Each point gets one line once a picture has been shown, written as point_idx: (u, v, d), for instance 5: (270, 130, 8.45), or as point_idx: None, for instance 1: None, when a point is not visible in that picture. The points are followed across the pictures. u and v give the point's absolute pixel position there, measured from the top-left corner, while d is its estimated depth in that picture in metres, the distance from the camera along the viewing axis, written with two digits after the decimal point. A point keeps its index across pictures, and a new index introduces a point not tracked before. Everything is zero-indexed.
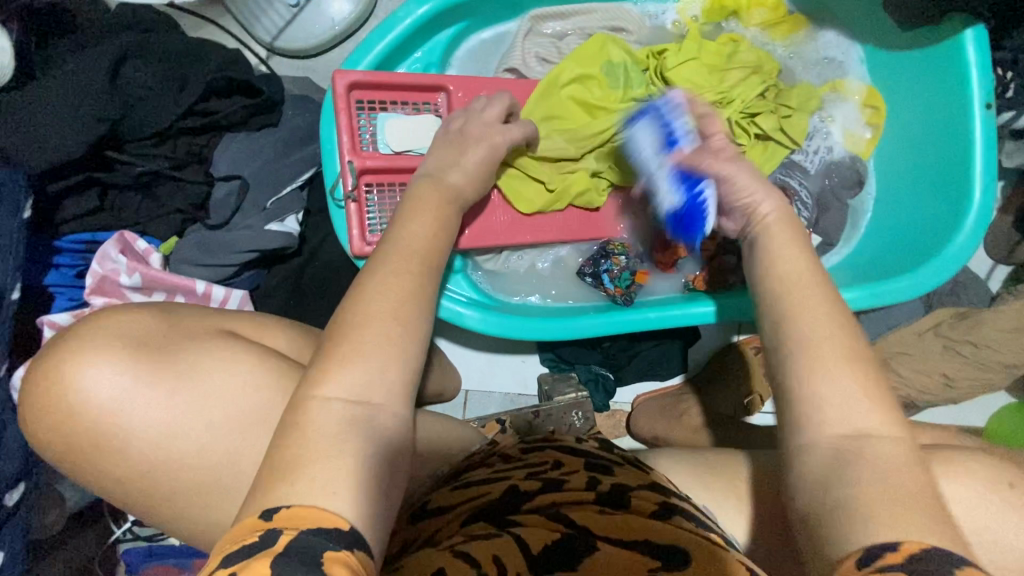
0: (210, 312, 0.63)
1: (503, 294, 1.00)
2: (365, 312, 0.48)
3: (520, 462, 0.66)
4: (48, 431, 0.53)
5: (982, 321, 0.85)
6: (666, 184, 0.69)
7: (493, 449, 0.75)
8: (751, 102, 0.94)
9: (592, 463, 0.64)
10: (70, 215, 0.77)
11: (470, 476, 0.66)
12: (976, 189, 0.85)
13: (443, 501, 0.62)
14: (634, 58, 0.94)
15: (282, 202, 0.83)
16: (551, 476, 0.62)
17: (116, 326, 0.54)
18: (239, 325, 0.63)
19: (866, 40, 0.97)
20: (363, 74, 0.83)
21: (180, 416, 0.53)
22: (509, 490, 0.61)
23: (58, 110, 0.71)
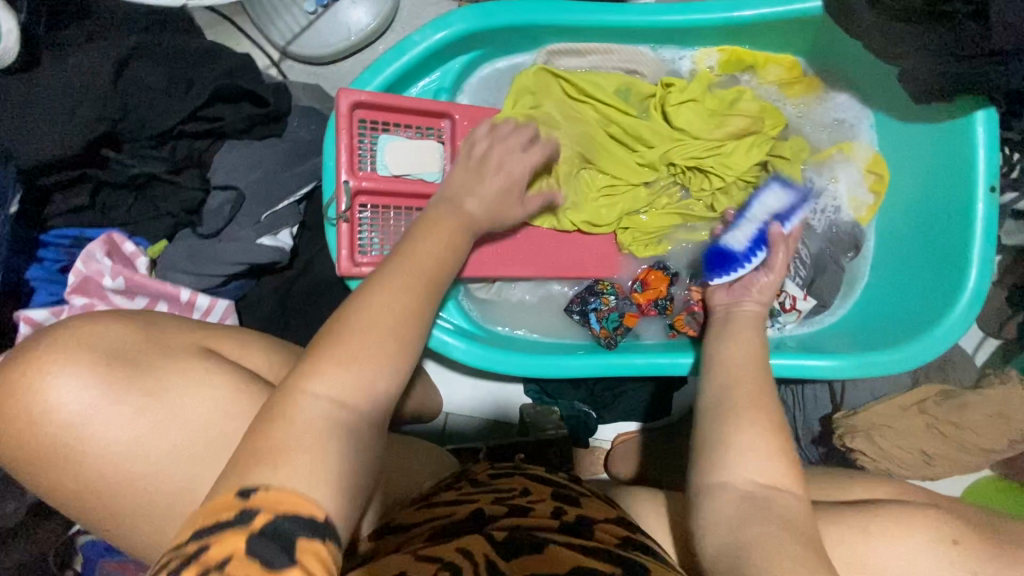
0: (190, 330, 0.67)
1: (492, 324, 0.99)
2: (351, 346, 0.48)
3: (487, 488, 0.66)
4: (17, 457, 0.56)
5: (967, 404, 0.86)
6: (745, 235, 0.89)
7: (461, 474, 0.76)
8: (741, 156, 0.94)
9: (559, 495, 0.65)
10: (60, 210, 0.76)
11: (437, 497, 0.66)
12: (972, 271, 0.85)
13: (407, 519, 0.62)
14: (637, 91, 0.96)
15: (277, 216, 0.81)
16: (517, 501, 0.63)
17: (89, 337, 0.58)
18: (218, 342, 0.68)
19: (877, 105, 0.97)
20: (366, 95, 0.81)
21: (142, 432, 0.57)
22: (474, 511, 0.60)
23: (57, 107, 0.70)
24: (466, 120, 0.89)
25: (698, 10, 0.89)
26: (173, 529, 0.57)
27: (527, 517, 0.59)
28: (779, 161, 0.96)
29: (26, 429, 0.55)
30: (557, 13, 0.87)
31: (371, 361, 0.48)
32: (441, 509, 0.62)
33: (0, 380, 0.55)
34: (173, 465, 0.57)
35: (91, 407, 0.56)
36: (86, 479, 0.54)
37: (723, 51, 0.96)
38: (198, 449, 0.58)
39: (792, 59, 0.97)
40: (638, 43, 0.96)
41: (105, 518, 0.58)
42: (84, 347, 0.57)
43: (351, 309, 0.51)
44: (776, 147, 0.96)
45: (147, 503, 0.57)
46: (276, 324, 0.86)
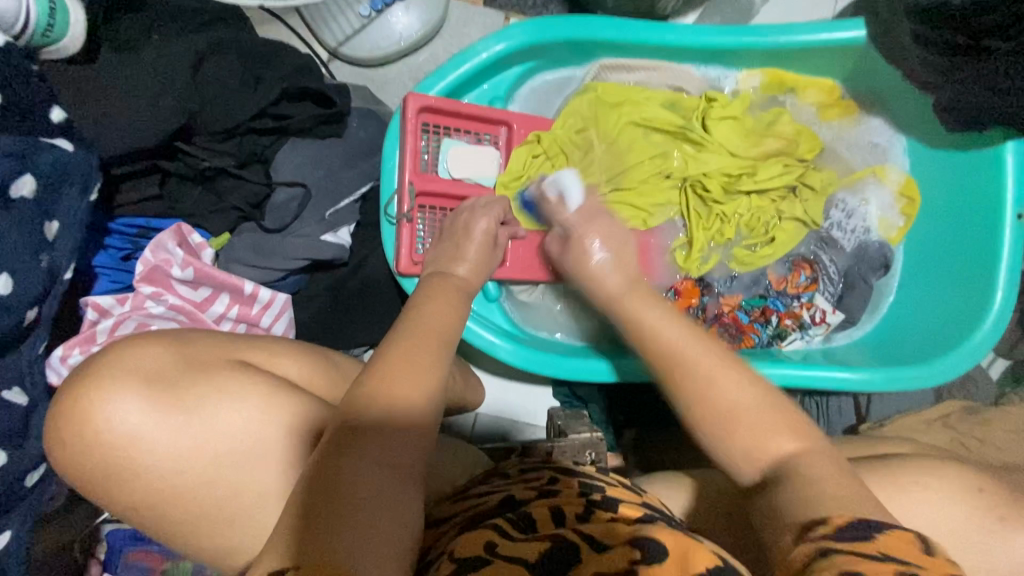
0: (225, 341, 0.66)
1: (532, 328, 1.01)
2: (389, 378, 0.54)
3: (518, 479, 0.67)
4: (76, 453, 0.55)
5: (990, 420, 0.90)
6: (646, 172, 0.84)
7: (492, 469, 0.75)
8: (770, 175, 0.98)
9: (586, 485, 0.64)
10: (130, 199, 0.78)
11: (472, 490, 0.67)
12: (997, 292, 0.89)
13: (446, 512, 0.64)
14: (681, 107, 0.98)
15: (339, 213, 0.85)
16: (544, 488, 0.63)
17: (133, 358, 0.58)
18: (254, 354, 0.67)
19: (910, 131, 1.01)
20: (434, 99, 0.85)
21: (187, 446, 0.57)
22: (505, 500, 0.62)
23: (137, 101, 0.72)
24: (521, 128, 0.95)
25: (747, 34, 0.93)
26: (247, 513, 0.59)
27: (561, 499, 0.60)
28: (806, 189, 1.00)
29: (96, 420, 0.55)
30: (612, 30, 0.90)
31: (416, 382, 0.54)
32: (478, 498, 0.64)
33: (62, 390, 0.57)
34: (249, 452, 0.59)
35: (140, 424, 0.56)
36: (167, 462, 0.56)
37: (766, 73, 1.01)
38: (272, 440, 0.60)
39: (831, 82, 1.02)
40: (683, 62, 0.99)
41: (172, 511, 0.57)
42: (130, 370, 0.57)
43: (395, 341, 0.58)
44: (805, 174, 1.00)
45: (217, 490, 0.58)
46: (326, 319, 0.87)
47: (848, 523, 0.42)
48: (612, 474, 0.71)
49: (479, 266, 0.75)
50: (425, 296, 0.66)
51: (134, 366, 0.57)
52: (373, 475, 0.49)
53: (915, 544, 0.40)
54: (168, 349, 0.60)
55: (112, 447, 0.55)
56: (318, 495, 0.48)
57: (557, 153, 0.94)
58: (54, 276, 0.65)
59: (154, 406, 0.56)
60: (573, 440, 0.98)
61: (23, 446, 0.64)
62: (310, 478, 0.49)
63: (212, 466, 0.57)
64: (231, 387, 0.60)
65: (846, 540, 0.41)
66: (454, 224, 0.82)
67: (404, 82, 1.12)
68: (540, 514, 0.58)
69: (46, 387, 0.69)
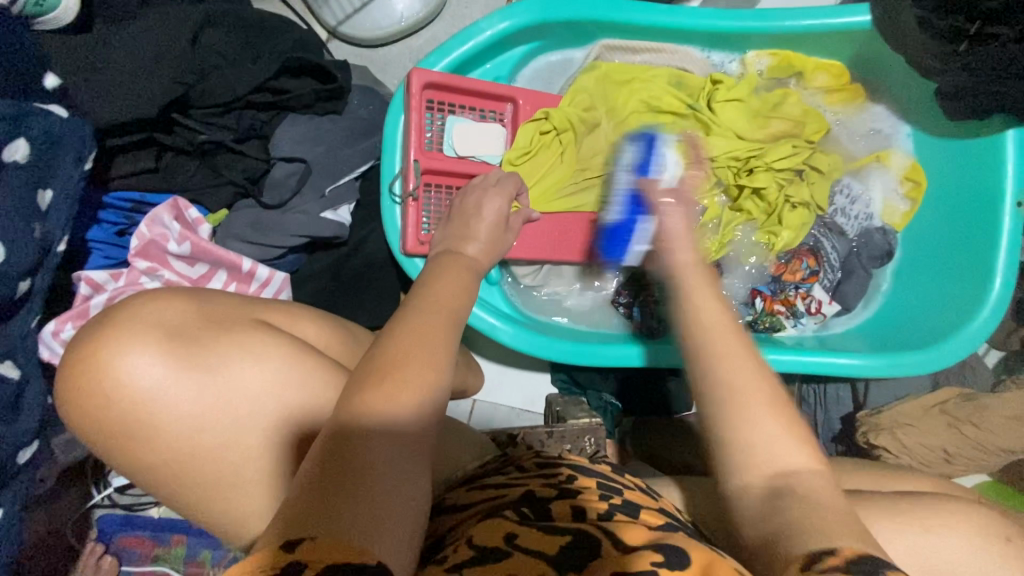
0: (241, 303, 0.64)
1: (532, 311, 1.00)
2: (400, 348, 0.54)
3: (534, 472, 0.66)
4: (78, 423, 0.54)
5: (987, 407, 0.90)
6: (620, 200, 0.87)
7: (506, 458, 0.75)
8: (779, 159, 0.97)
9: (604, 485, 0.64)
10: (124, 172, 0.75)
11: (487, 480, 0.67)
12: (996, 280, 0.89)
13: (460, 501, 0.64)
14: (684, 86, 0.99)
15: (338, 190, 0.84)
16: (565, 486, 0.63)
17: None
18: (272, 314, 0.66)
19: (913, 119, 1.02)
20: (438, 75, 0.84)
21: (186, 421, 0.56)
22: (525, 494, 0.61)
23: (136, 71, 0.70)
24: (528, 106, 0.94)
25: (753, 17, 0.92)
26: (249, 488, 0.58)
27: (580, 499, 0.60)
28: (813, 172, 1.01)
29: (91, 393, 0.53)
30: (618, 10, 0.90)
31: (423, 355, 0.54)
32: (496, 490, 0.64)
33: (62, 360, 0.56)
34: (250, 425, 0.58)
35: (160, 385, 0.54)
36: (168, 434, 0.55)
37: (775, 55, 0.99)
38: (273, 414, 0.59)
39: (839, 65, 1.01)
40: (688, 44, 0.98)
41: (172, 484, 0.57)
42: (149, 323, 0.55)
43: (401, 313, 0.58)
44: (813, 157, 1.00)
45: (216, 465, 0.57)
46: (326, 299, 0.86)
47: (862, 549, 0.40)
48: (628, 475, 0.71)
49: (487, 244, 0.76)
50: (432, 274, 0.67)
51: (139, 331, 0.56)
52: (395, 459, 0.50)
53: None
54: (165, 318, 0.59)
55: (109, 421, 0.54)
56: (335, 476, 0.47)
57: (565, 131, 0.93)
58: (47, 249, 0.64)
59: (170, 368, 0.55)
60: (572, 425, 0.97)
61: (15, 422, 0.63)
62: (329, 449, 0.49)
63: (212, 440, 0.56)
64: (240, 356, 0.59)
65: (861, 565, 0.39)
66: (462, 204, 0.83)
67: (404, 62, 1.11)
68: (561, 509, 0.58)
69: (37, 364, 0.67)
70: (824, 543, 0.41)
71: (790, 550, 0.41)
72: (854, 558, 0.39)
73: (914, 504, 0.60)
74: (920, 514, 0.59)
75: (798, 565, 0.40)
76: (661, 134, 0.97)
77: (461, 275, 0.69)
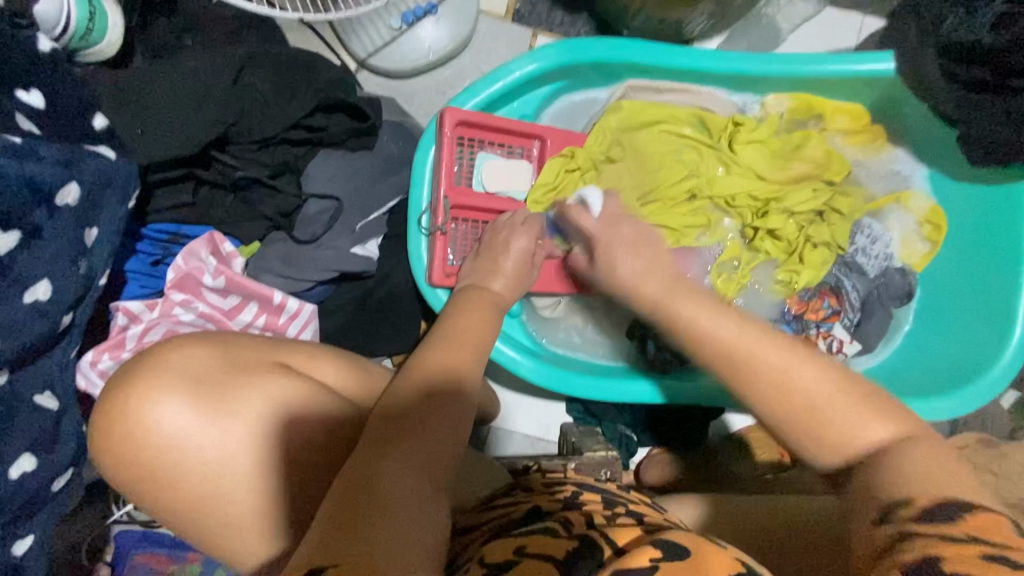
0: (267, 344, 0.68)
1: (551, 344, 1.01)
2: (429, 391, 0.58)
3: (542, 492, 0.68)
4: (123, 455, 0.58)
5: (1007, 454, 0.92)
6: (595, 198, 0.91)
7: (516, 483, 0.77)
8: (796, 202, 1.00)
9: (609, 501, 0.66)
10: (161, 207, 0.78)
11: (497, 503, 0.69)
12: (1017, 326, 0.90)
13: (470, 522, 0.65)
14: (707, 127, 1.00)
15: (368, 226, 0.86)
16: (568, 499, 0.65)
17: (174, 364, 0.60)
18: (294, 356, 0.69)
19: (932, 162, 1.03)
20: (469, 113, 0.86)
21: (224, 456, 0.59)
22: (532, 510, 0.63)
23: (180, 109, 0.72)
24: (554, 144, 0.96)
25: (776, 61, 0.94)
26: (279, 525, 0.60)
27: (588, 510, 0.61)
28: (834, 213, 1.01)
29: (138, 424, 0.57)
30: (643, 54, 0.92)
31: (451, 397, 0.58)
32: (503, 510, 0.65)
33: (108, 394, 0.59)
34: (285, 460, 0.61)
35: (189, 428, 0.58)
36: (207, 466, 0.59)
37: (795, 98, 1.01)
38: (305, 451, 0.61)
39: (860, 108, 1.02)
40: (711, 85, 1.00)
41: (209, 516, 0.59)
42: (179, 371, 0.60)
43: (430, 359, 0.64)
44: (832, 199, 1.01)
45: (253, 495, 0.60)
46: (351, 330, 0.88)
47: (935, 507, 0.43)
48: (634, 493, 0.73)
49: (514, 280, 0.81)
50: (458, 312, 0.73)
51: (180, 369, 0.60)
52: (418, 486, 0.53)
53: (1007, 527, 0.41)
54: (203, 355, 0.62)
55: (151, 451, 0.57)
56: (362, 508, 0.49)
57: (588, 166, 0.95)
58: (89, 283, 0.66)
59: (202, 407, 0.59)
60: (589, 458, 0.98)
61: (51, 453, 0.65)
62: (357, 476, 0.52)
63: (251, 473, 0.59)
64: (274, 391, 0.62)
65: (931, 528, 0.41)
66: (492, 240, 0.85)
67: (430, 94, 1.13)
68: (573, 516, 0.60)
69: (75, 393, 0.69)
70: (902, 498, 0.44)
71: (876, 500, 0.46)
72: (930, 508, 0.43)
73: None
74: None
75: (877, 518, 0.44)
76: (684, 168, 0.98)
77: (485, 317, 0.73)
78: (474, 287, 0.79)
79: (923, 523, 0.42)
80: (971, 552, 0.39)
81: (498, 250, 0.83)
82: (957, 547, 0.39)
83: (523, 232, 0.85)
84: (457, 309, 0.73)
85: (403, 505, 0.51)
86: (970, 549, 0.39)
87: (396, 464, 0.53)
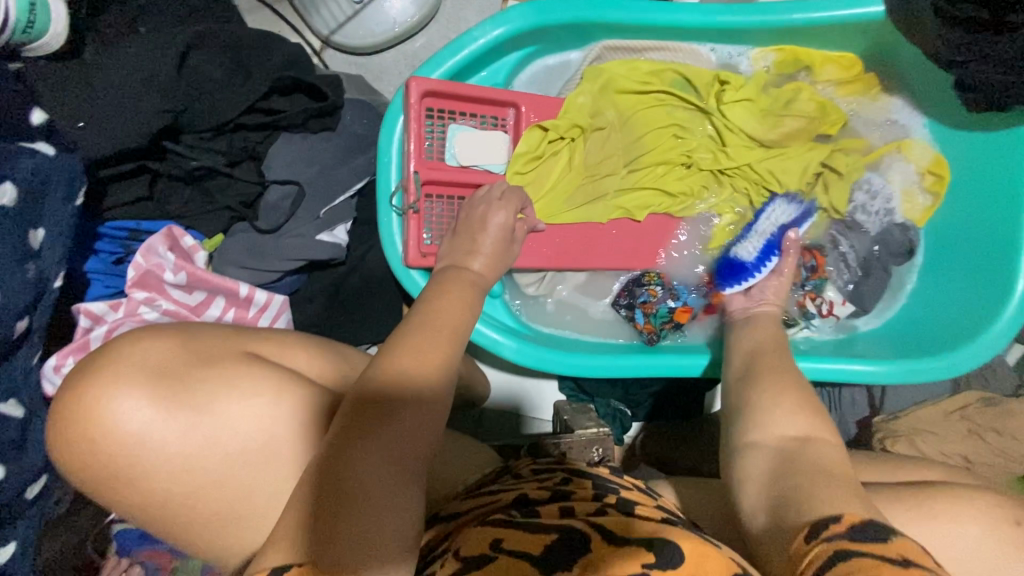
0: (229, 336, 0.66)
1: (539, 324, 0.98)
2: (397, 373, 0.55)
3: (531, 477, 0.67)
4: (78, 464, 0.56)
5: (1010, 413, 0.89)
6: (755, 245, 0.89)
7: (503, 469, 0.75)
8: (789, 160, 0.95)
9: (601, 486, 0.63)
10: (118, 202, 0.76)
11: (484, 488, 0.68)
12: (1021, 279, 0.86)
13: (456, 509, 0.64)
14: (692, 85, 0.95)
15: (334, 211, 0.83)
16: (557, 488, 0.63)
17: (126, 365, 0.58)
18: (261, 347, 0.68)
19: (929, 109, 0.97)
20: (437, 83, 0.82)
21: (187, 457, 0.57)
22: (517, 498, 0.61)
23: (123, 97, 0.69)
24: (530, 110, 0.91)
25: (758, 13, 0.88)
26: (255, 517, 0.60)
27: (573, 500, 0.59)
28: (832, 174, 0.97)
29: (88, 433, 0.55)
30: (616, 10, 0.86)
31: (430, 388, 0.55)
32: (488, 497, 0.64)
33: (60, 401, 0.56)
34: (257, 455, 0.60)
35: (144, 432, 0.56)
36: (176, 465, 0.57)
37: (780, 51, 0.95)
38: (275, 445, 0.60)
39: (851, 56, 0.96)
40: (693, 40, 0.94)
41: (179, 518, 0.58)
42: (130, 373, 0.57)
43: (401, 335, 0.59)
44: (833, 157, 0.96)
45: (224, 493, 0.59)
46: (327, 318, 0.86)
47: (863, 525, 0.42)
48: (626, 475, 0.70)
49: (494, 258, 0.77)
50: (439, 290, 0.68)
51: (133, 370, 0.58)
52: (392, 481, 0.50)
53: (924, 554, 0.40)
54: (156, 356, 0.60)
55: (106, 458, 0.55)
56: (326, 497, 0.49)
57: (571, 133, 0.91)
58: (43, 286, 0.63)
59: (158, 409, 0.56)
60: (578, 436, 0.93)
61: (20, 460, 0.63)
62: (325, 466, 0.50)
63: (217, 472, 0.58)
64: (237, 385, 0.60)
65: (862, 542, 0.40)
66: (467, 218, 0.81)
67: (400, 69, 1.08)
68: (551, 509, 0.58)
69: (43, 399, 0.67)
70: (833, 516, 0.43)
71: (792, 526, 0.45)
72: (857, 527, 0.42)
73: (919, 509, 0.59)
74: (931, 522, 0.58)
75: (804, 534, 0.43)
76: (667, 135, 0.95)
77: (463, 295, 0.68)
78: (452, 266, 0.75)
79: (851, 535, 0.41)
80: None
81: (474, 228, 0.79)
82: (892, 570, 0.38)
83: (498, 206, 0.81)
84: (431, 286, 0.70)
85: (362, 496, 0.49)
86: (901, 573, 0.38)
87: (360, 456, 0.50)
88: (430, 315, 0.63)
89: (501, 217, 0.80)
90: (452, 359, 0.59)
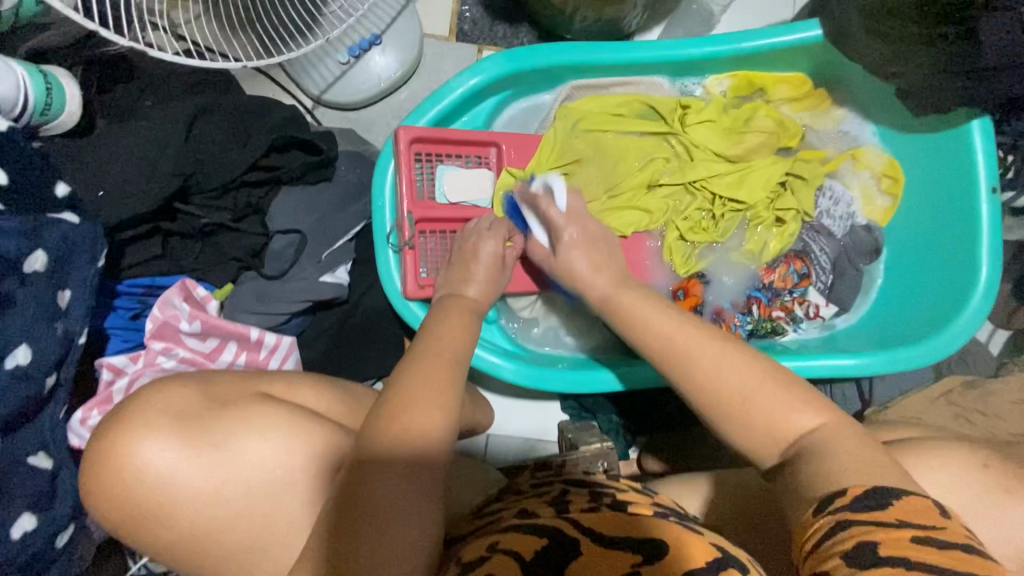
0: (244, 378, 0.71)
1: (534, 345, 1.03)
2: (403, 394, 0.59)
3: (530, 493, 0.70)
4: (110, 504, 0.60)
5: (989, 393, 0.93)
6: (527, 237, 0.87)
7: (506, 487, 0.78)
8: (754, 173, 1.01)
9: (596, 491, 0.66)
10: (136, 260, 0.82)
11: (487, 508, 0.71)
12: (983, 266, 0.91)
13: (462, 530, 0.67)
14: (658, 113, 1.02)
15: (335, 254, 0.89)
16: (556, 496, 0.66)
17: (151, 408, 0.62)
18: (275, 385, 0.72)
19: (878, 118, 1.05)
20: (424, 129, 0.89)
21: (211, 491, 0.61)
22: (518, 510, 0.65)
23: (136, 165, 0.75)
24: (509, 148, 0.99)
25: (710, 44, 0.96)
26: (276, 546, 0.63)
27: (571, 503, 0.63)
28: (796, 180, 1.03)
29: (118, 474, 0.59)
30: (579, 53, 0.94)
31: (433, 405, 0.59)
32: (490, 516, 0.67)
33: (92, 445, 0.61)
34: (275, 485, 0.63)
35: (172, 468, 0.60)
36: (202, 500, 0.61)
37: (734, 76, 1.04)
38: (292, 475, 0.64)
39: (801, 75, 1.04)
40: (654, 74, 1.03)
41: (206, 551, 0.62)
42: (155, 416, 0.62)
43: (408, 360, 0.64)
44: (794, 166, 1.03)
45: (247, 523, 0.62)
46: (333, 356, 0.90)
47: (867, 492, 0.45)
48: (625, 480, 0.73)
49: (488, 285, 0.82)
50: (437, 318, 0.73)
51: (158, 413, 0.62)
52: (406, 496, 0.54)
53: (932, 507, 0.44)
54: (177, 398, 0.64)
55: (136, 496, 0.59)
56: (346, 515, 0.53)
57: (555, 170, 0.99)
58: (70, 341, 0.68)
59: (182, 447, 0.61)
60: (584, 451, 0.97)
61: (51, 509, 0.66)
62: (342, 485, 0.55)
63: (240, 503, 0.62)
64: (254, 420, 0.65)
65: (866, 511, 0.43)
66: (459, 250, 0.87)
67: (387, 120, 1.17)
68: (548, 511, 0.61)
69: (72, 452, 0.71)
70: (838, 488, 0.46)
71: (806, 493, 0.47)
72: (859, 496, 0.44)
73: None
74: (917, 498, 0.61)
75: (814, 504, 0.46)
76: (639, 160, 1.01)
77: (460, 320, 0.73)
78: (448, 295, 0.80)
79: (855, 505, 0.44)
80: (901, 536, 0.41)
81: (466, 258, 0.85)
82: (893, 533, 0.41)
83: (487, 237, 0.87)
84: (430, 315, 0.75)
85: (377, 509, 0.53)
86: (902, 533, 0.42)
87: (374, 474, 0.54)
88: (430, 341, 0.68)
89: (490, 246, 0.85)
90: (454, 376, 0.63)
